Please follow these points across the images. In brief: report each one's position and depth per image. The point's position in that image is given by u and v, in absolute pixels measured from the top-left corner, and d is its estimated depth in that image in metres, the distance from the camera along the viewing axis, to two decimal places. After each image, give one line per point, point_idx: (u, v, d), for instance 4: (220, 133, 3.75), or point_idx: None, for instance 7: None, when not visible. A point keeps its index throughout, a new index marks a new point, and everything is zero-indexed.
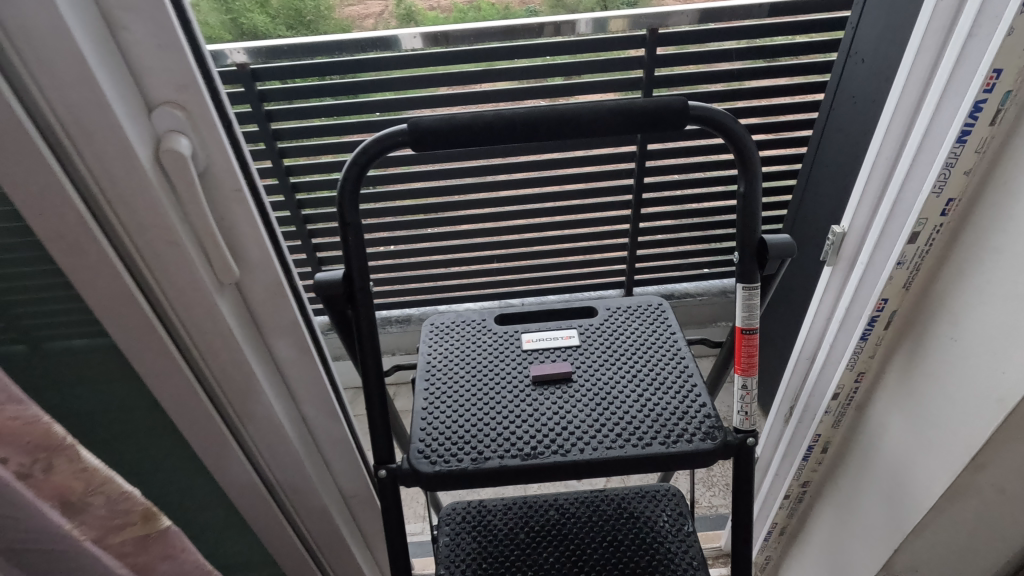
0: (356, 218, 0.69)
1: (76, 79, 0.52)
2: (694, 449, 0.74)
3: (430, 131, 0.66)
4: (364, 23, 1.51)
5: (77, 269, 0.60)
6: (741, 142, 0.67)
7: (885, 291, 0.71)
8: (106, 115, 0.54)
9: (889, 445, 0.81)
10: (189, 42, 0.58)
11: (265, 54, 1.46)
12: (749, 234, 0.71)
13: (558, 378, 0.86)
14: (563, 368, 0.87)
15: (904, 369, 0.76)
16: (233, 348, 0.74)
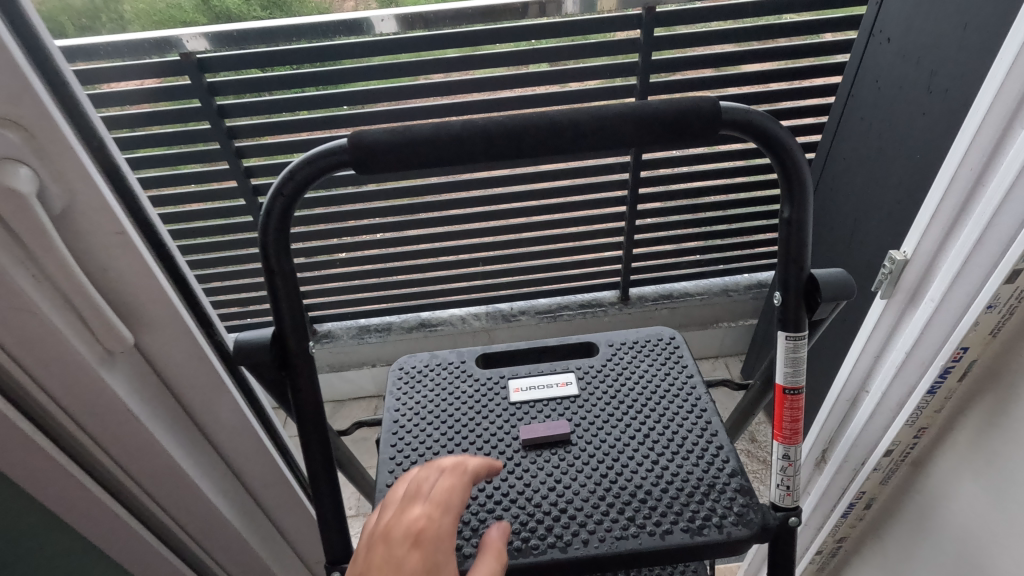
0: (288, 262, 0.53)
1: None
2: (726, 538, 0.59)
3: (377, 147, 0.49)
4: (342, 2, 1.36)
5: None
6: (789, 154, 0.52)
7: (966, 339, 0.56)
8: None
9: (957, 514, 0.66)
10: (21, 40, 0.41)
11: (231, 40, 1.27)
12: (797, 271, 0.55)
13: (552, 441, 0.70)
14: (559, 427, 0.71)
15: (982, 430, 0.61)
16: (137, 432, 0.57)
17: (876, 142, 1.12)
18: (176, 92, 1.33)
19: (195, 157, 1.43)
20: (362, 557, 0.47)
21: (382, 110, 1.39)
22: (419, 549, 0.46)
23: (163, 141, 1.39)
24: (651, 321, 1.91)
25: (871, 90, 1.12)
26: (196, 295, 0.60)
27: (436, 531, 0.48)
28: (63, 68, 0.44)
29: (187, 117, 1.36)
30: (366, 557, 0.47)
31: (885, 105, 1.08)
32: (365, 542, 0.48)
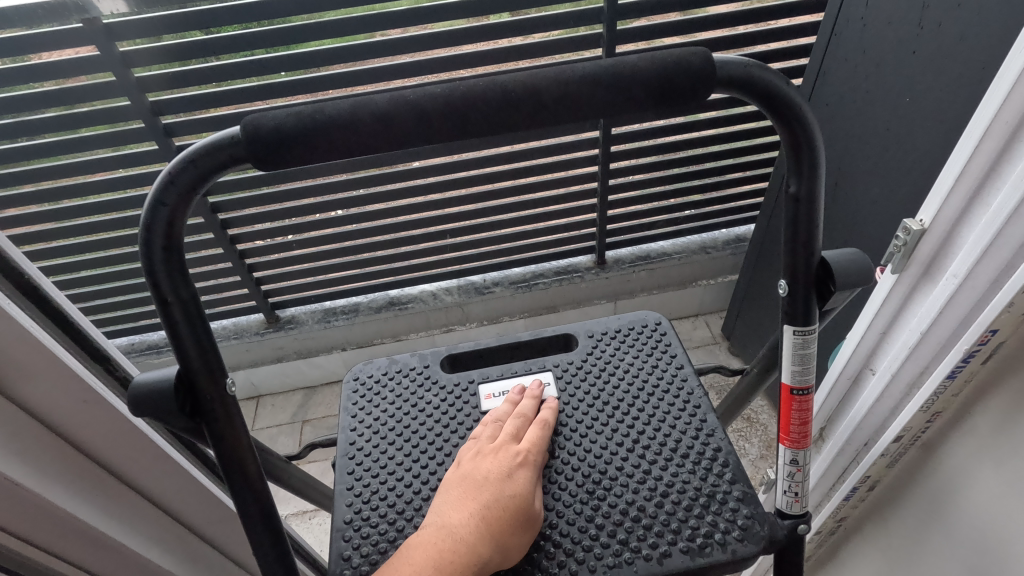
0: (188, 288, 0.43)
1: None
2: (731, 559, 0.53)
3: (279, 136, 0.38)
4: None
5: None
6: (796, 119, 0.42)
7: (996, 322, 0.49)
8: None
9: (972, 504, 0.61)
10: None
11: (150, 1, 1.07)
12: (806, 258, 0.47)
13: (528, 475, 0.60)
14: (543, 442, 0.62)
15: (1004, 417, 0.55)
16: (32, 503, 0.47)
17: (864, 88, 1.02)
18: (88, 65, 1.16)
19: (119, 138, 1.26)
20: (467, 464, 0.55)
21: (326, 75, 1.24)
22: (519, 463, 0.54)
23: (79, 122, 1.23)
24: (630, 284, 1.84)
25: (854, 29, 1.01)
26: (76, 322, 0.50)
27: (529, 453, 0.56)
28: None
29: (104, 93, 1.20)
30: (473, 465, 0.54)
31: (872, 45, 0.98)
32: (469, 454, 0.56)
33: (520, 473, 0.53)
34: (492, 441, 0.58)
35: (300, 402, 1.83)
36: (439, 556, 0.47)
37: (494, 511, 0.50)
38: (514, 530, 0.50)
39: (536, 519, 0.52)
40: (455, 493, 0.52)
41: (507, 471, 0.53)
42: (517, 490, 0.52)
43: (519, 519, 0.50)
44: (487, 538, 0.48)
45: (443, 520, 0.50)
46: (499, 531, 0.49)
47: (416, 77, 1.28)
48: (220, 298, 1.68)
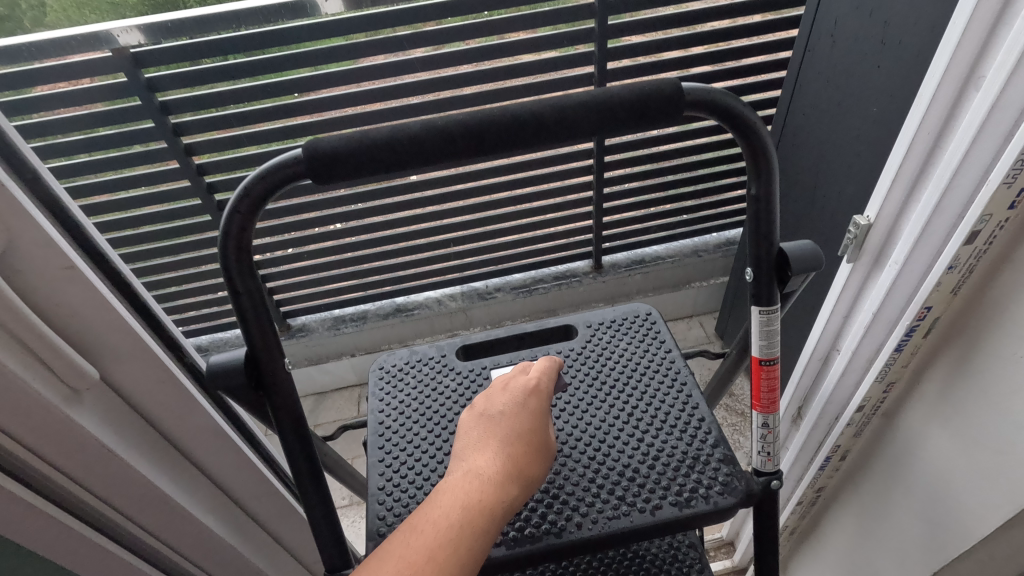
0: (253, 283, 0.52)
1: None
2: (713, 509, 0.61)
3: (334, 156, 0.47)
4: None
5: None
6: (756, 136, 0.52)
7: (929, 299, 0.58)
8: None
9: (922, 462, 0.70)
10: None
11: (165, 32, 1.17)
12: (767, 247, 0.56)
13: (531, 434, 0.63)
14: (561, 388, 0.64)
15: (946, 384, 0.64)
16: (119, 469, 0.55)
17: (835, 98, 1.12)
18: (114, 91, 1.25)
19: (144, 158, 1.36)
20: (479, 404, 0.56)
21: (335, 96, 1.34)
22: (531, 397, 0.57)
23: (107, 143, 1.32)
24: (626, 287, 1.93)
25: (827, 45, 1.11)
26: (157, 316, 0.58)
27: (540, 388, 0.58)
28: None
29: (129, 116, 1.29)
30: (486, 403, 0.56)
31: (842, 59, 1.08)
32: (481, 396, 0.57)
33: (534, 410, 0.56)
34: (501, 381, 0.60)
35: (311, 406, 1.90)
36: (468, 495, 0.47)
37: (516, 450, 0.52)
38: (535, 464, 0.52)
39: (549, 450, 0.55)
40: (475, 435, 0.53)
41: (523, 409, 0.55)
42: (531, 422, 0.54)
43: (537, 451, 0.53)
44: (510, 474, 0.50)
45: (467, 464, 0.50)
46: (522, 464, 0.51)
47: (420, 96, 1.37)
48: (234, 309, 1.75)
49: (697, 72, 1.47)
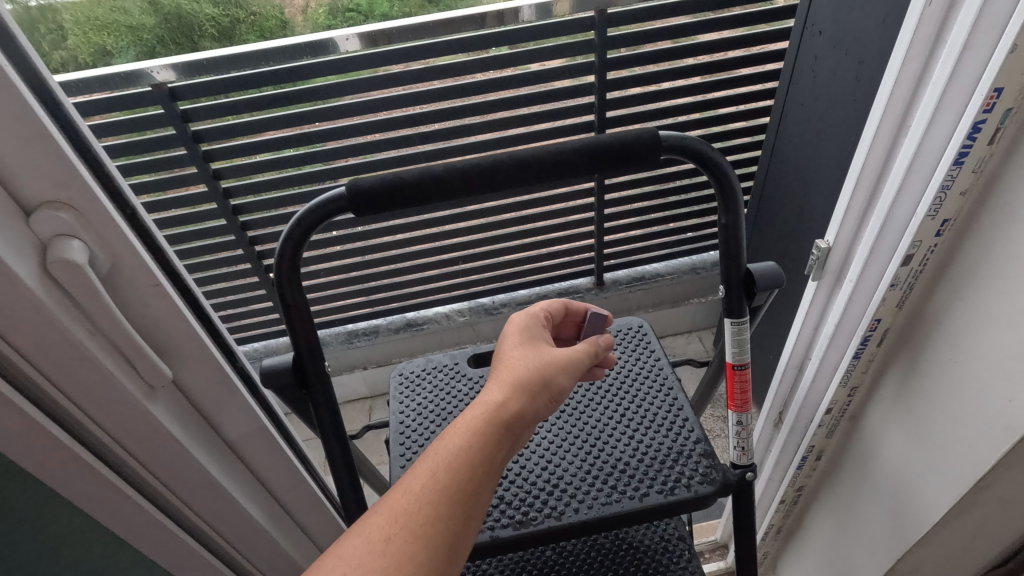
0: (300, 297, 0.62)
1: None
2: (693, 496, 0.70)
3: (372, 194, 0.57)
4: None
5: None
6: (723, 175, 0.62)
7: (877, 312, 0.67)
8: None
9: (883, 458, 0.78)
10: (71, 143, 0.49)
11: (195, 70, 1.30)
12: (736, 267, 0.66)
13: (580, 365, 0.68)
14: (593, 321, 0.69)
15: (899, 388, 0.73)
16: (179, 455, 0.65)
17: (815, 127, 1.22)
18: (151, 121, 1.37)
19: (176, 182, 1.47)
20: None
21: (354, 126, 1.45)
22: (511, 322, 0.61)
23: (143, 169, 1.43)
24: (626, 302, 2.02)
25: (810, 78, 1.21)
26: (220, 329, 0.67)
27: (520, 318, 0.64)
28: (84, 130, 0.51)
29: (164, 144, 1.40)
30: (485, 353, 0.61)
31: (821, 92, 1.18)
32: None
33: (515, 330, 0.60)
34: None
35: None
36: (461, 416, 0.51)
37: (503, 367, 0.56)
38: (525, 365, 0.55)
39: (541, 351, 0.58)
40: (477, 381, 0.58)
41: (504, 336, 0.60)
42: (511, 342, 0.59)
43: (522, 357, 0.56)
44: (506, 383, 0.53)
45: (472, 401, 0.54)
46: (507, 371, 0.54)
47: (433, 124, 1.49)
48: (254, 324, 1.83)
49: (690, 101, 1.58)
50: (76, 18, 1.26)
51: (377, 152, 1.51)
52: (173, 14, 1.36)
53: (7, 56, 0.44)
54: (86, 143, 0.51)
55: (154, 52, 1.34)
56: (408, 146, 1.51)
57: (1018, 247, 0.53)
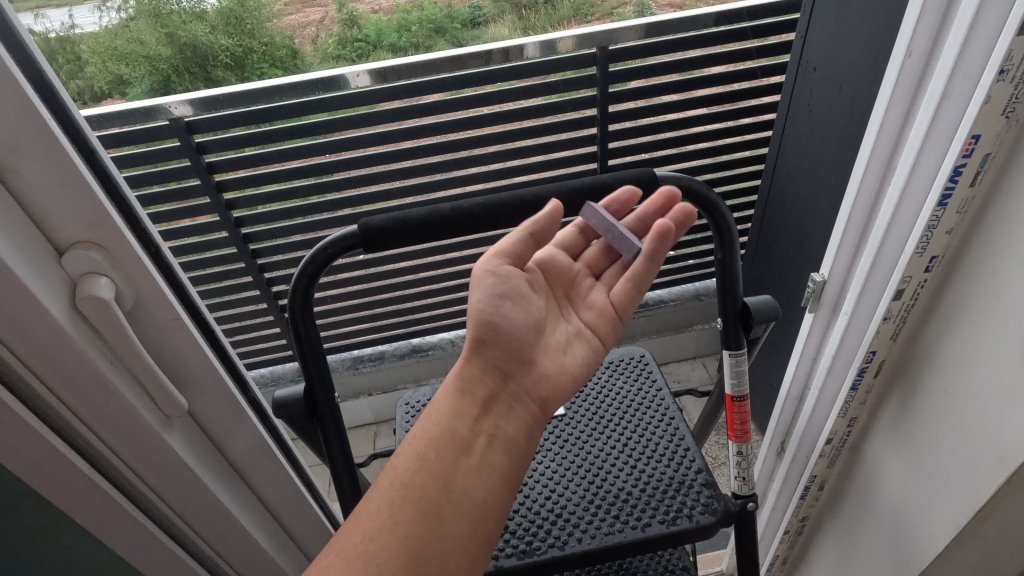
0: (311, 329, 0.64)
1: None
2: (695, 526, 0.71)
3: (382, 232, 0.60)
4: (305, 32, 1.75)
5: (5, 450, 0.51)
6: (717, 212, 0.65)
7: (872, 344, 0.69)
8: (12, 284, 0.47)
9: (882, 488, 0.79)
10: (102, 184, 0.53)
11: (210, 104, 1.37)
12: (733, 300, 0.68)
13: (620, 244, 0.66)
14: (585, 215, 0.64)
15: (897, 419, 0.74)
16: (189, 484, 0.66)
17: (811, 159, 1.25)
18: (168, 153, 1.41)
19: (189, 211, 1.51)
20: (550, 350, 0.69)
21: (362, 157, 1.49)
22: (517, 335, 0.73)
23: (157, 199, 1.47)
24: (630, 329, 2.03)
25: (805, 110, 1.24)
26: (233, 358, 0.69)
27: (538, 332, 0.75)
28: (115, 174, 0.54)
29: (179, 175, 1.45)
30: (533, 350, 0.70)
31: (816, 125, 1.21)
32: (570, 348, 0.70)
33: None
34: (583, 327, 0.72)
35: None
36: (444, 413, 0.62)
37: None
38: None
39: None
40: None
41: None
42: None
43: None
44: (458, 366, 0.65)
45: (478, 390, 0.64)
46: None
47: (440, 155, 1.53)
48: (261, 350, 1.84)
49: (690, 133, 1.61)
50: (93, 47, 1.44)
51: (385, 182, 1.55)
52: (189, 46, 1.58)
53: (48, 107, 0.48)
54: (116, 183, 0.54)
55: (169, 78, 1.56)
56: (414, 177, 1.55)
57: (1003, 284, 0.55)
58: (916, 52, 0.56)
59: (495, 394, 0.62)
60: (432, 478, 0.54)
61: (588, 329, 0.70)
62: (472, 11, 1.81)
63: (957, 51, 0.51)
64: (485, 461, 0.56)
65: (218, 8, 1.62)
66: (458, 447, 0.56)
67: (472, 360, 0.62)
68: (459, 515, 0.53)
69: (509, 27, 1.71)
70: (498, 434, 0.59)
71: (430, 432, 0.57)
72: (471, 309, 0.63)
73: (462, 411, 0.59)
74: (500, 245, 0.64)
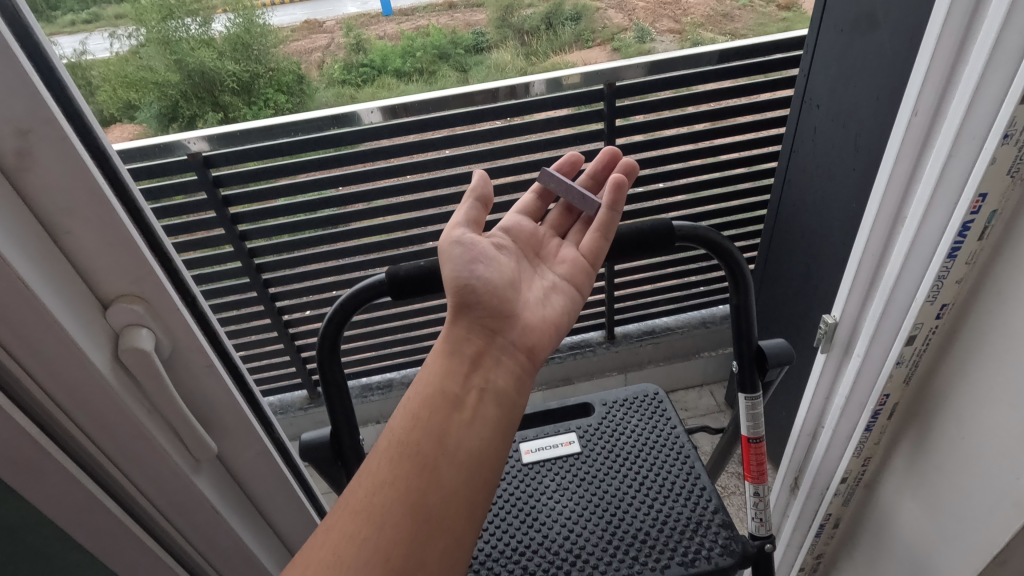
0: (337, 374, 0.67)
1: (28, 310, 0.47)
2: (714, 568, 0.73)
3: (410, 279, 0.64)
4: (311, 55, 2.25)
5: (45, 500, 0.52)
6: (731, 259, 0.68)
7: (886, 388, 0.70)
8: (64, 339, 0.49)
9: (898, 529, 0.80)
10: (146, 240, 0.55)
11: (225, 139, 1.40)
12: (748, 344, 0.70)
13: (581, 202, 0.72)
14: (544, 179, 0.73)
15: (911, 460, 0.75)
16: (216, 525, 0.67)
17: (816, 195, 1.27)
18: (185, 186, 1.44)
19: (204, 243, 1.53)
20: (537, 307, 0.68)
21: (374, 189, 1.52)
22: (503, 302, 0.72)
23: (173, 231, 1.50)
24: (637, 356, 2.04)
25: (809, 146, 1.26)
26: (256, 395, 0.72)
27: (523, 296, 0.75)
28: (158, 229, 0.57)
29: (195, 208, 1.47)
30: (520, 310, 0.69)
31: (821, 161, 1.23)
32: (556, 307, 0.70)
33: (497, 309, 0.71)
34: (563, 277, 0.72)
35: None
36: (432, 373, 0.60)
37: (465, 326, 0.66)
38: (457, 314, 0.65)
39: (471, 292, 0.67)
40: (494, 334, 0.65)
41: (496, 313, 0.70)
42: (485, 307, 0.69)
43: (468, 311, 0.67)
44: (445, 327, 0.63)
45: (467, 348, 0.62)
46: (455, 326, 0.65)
47: (450, 188, 1.56)
48: (271, 378, 1.84)
49: (696, 165, 1.63)
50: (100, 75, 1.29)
51: (396, 213, 1.58)
52: (198, 74, 1.96)
53: (99, 168, 0.50)
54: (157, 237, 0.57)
55: (176, 105, 1.94)
56: (424, 208, 1.58)
57: (1014, 334, 0.57)
58: (922, 110, 0.59)
59: (481, 353, 0.60)
60: (425, 434, 0.52)
61: (564, 282, 0.71)
62: (475, 38, 2.35)
63: (962, 113, 0.54)
64: (476, 414, 0.54)
65: (227, 37, 2.06)
66: (449, 403, 0.54)
67: (456, 323, 0.61)
68: (454, 466, 0.51)
69: (511, 52, 2.27)
70: (488, 387, 0.57)
71: (422, 393, 0.55)
72: (446, 277, 0.63)
73: (451, 370, 0.57)
74: (454, 216, 0.67)
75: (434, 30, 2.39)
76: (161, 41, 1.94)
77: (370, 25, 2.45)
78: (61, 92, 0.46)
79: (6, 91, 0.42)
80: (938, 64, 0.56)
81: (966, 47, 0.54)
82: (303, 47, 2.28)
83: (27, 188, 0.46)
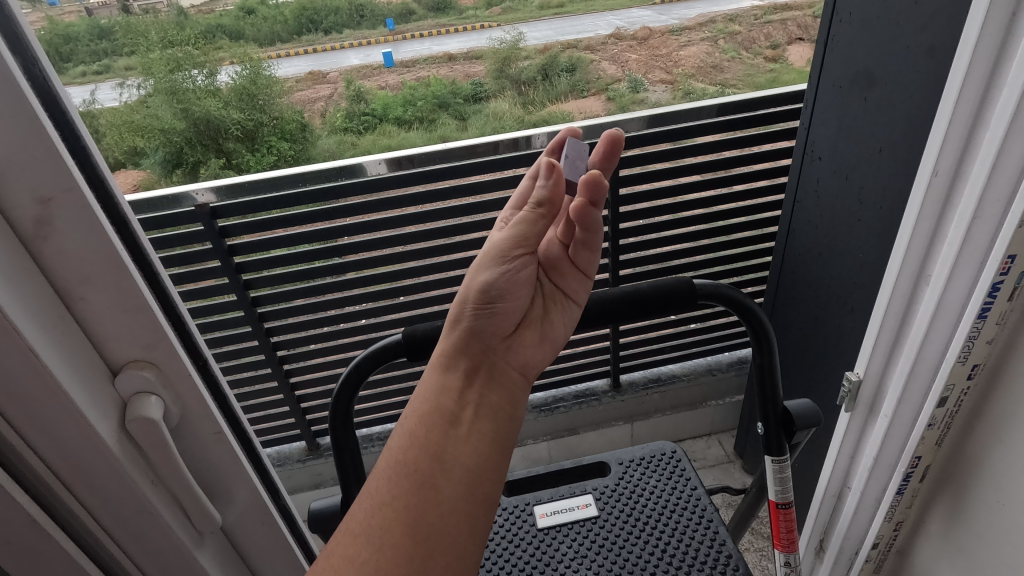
0: (349, 438, 0.67)
1: (38, 382, 0.44)
2: None
3: (425, 338, 0.63)
4: (315, 105, 2.35)
5: None
6: (756, 319, 0.67)
7: (918, 449, 0.68)
8: (74, 411, 0.47)
9: None
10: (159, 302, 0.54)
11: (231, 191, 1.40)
12: (773, 406, 0.68)
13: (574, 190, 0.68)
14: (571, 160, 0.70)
15: (947, 526, 0.71)
16: None
17: (820, 246, 1.27)
18: (190, 237, 1.43)
19: (206, 293, 1.51)
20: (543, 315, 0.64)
21: (379, 238, 1.52)
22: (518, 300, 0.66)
23: (176, 281, 1.48)
24: (644, 405, 2.00)
25: (812, 197, 1.27)
26: (259, 456, 0.71)
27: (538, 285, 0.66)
28: (172, 291, 0.56)
29: (199, 258, 1.46)
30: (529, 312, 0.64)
31: (824, 212, 1.24)
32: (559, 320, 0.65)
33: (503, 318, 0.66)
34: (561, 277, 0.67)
35: None
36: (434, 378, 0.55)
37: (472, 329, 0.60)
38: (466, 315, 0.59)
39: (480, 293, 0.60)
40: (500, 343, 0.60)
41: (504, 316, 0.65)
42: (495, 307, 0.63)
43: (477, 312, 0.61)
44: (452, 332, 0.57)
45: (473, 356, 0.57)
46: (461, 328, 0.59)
47: (456, 236, 1.56)
48: (271, 428, 1.78)
49: (698, 213, 1.65)
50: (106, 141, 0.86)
51: (402, 261, 1.57)
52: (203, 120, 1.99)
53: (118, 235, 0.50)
54: (169, 299, 0.55)
55: (181, 151, 1.99)
56: (430, 257, 1.57)
57: None
58: (942, 171, 0.59)
59: (476, 368, 0.55)
60: (422, 451, 0.47)
61: (564, 292, 0.66)
62: (474, 87, 2.42)
63: (985, 175, 0.54)
64: (475, 428, 0.50)
65: (232, 85, 2.09)
66: (446, 418, 0.49)
67: (460, 335, 0.55)
68: (453, 482, 0.46)
69: (508, 101, 2.34)
70: (485, 402, 0.52)
71: (417, 409, 0.51)
72: (470, 283, 0.57)
73: (446, 385, 0.52)
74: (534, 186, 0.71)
75: (441, 77, 2.53)
76: (167, 91, 1.99)
77: (371, 75, 2.49)
78: (87, 163, 0.47)
79: (32, 163, 0.41)
80: (956, 129, 0.57)
81: (982, 112, 0.55)
82: (306, 96, 2.33)
83: (42, 255, 0.44)
